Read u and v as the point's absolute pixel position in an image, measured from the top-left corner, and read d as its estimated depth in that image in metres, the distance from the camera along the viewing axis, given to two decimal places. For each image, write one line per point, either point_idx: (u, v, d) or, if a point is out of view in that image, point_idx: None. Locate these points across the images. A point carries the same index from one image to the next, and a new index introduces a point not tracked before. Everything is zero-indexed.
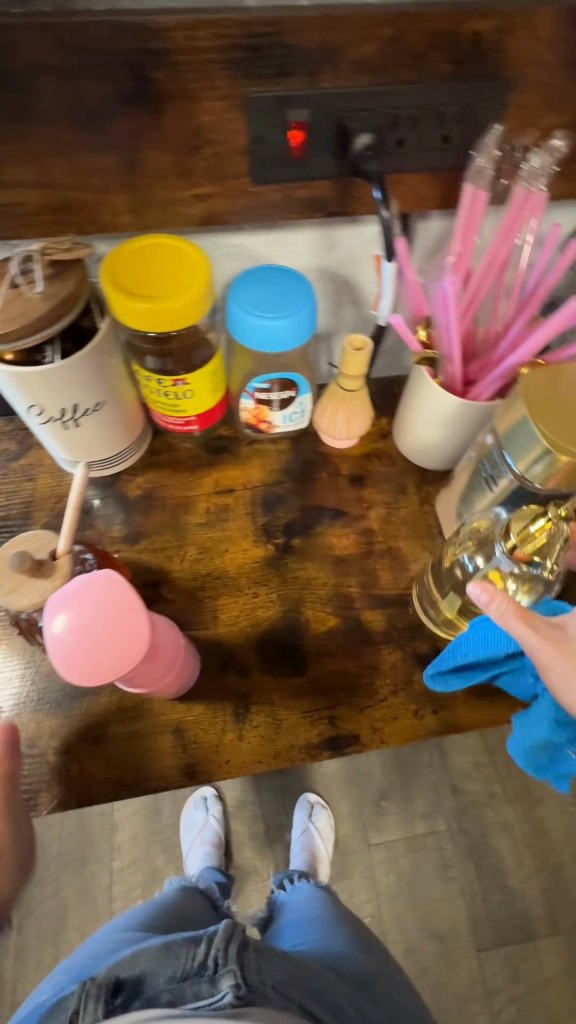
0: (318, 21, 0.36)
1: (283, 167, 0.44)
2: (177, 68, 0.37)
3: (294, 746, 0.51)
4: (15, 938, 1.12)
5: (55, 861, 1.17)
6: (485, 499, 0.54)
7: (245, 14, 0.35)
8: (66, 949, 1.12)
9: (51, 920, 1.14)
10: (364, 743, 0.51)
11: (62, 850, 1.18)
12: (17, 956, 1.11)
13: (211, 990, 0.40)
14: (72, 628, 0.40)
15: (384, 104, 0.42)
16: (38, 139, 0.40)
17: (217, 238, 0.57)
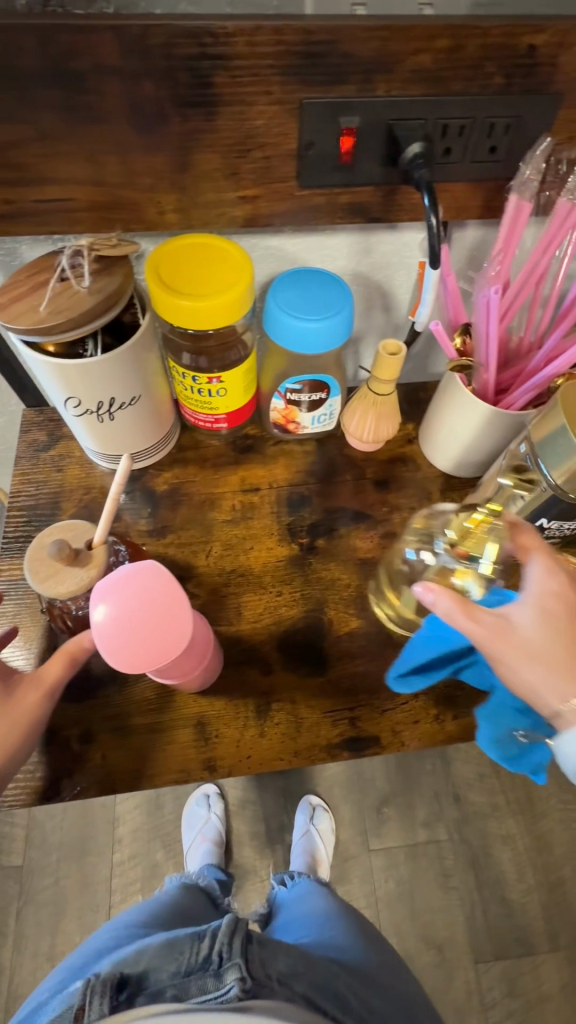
0: (375, 31, 0.37)
1: (331, 172, 0.45)
2: (235, 72, 0.38)
3: (315, 745, 0.51)
4: (14, 924, 1.16)
5: (56, 851, 1.21)
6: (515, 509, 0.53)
7: (304, 24, 0.36)
8: (64, 938, 1.15)
9: (51, 908, 1.17)
10: (384, 746, 0.52)
11: (64, 841, 1.22)
12: (16, 942, 1.14)
13: (217, 984, 0.41)
14: (112, 620, 0.40)
15: (434, 113, 0.42)
16: (95, 138, 0.41)
17: (255, 240, 0.57)
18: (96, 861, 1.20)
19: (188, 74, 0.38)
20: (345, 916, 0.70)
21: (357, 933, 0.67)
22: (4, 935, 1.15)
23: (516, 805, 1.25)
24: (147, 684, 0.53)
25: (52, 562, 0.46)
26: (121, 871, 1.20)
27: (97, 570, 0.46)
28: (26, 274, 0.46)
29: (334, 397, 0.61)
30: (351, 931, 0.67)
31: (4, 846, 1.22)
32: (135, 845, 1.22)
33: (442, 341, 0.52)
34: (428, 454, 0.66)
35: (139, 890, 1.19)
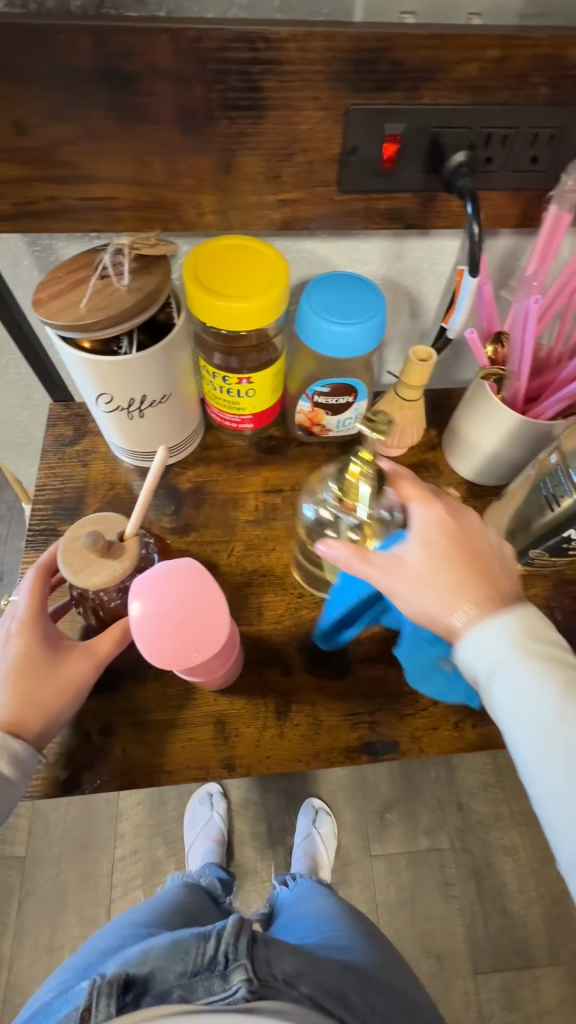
0: (425, 39, 0.37)
1: (372, 178, 0.45)
2: (284, 77, 0.38)
3: (334, 748, 0.51)
4: (15, 914, 1.16)
5: (59, 844, 1.21)
6: (541, 518, 0.52)
7: (356, 31, 0.36)
8: (64, 930, 1.15)
9: (52, 899, 1.18)
10: (403, 751, 0.52)
11: (67, 833, 1.22)
12: (16, 932, 1.15)
13: (224, 986, 0.41)
14: (147, 614, 0.41)
15: (478, 121, 0.42)
16: (142, 139, 0.41)
17: (288, 243, 0.58)
18: (98, 855, 1.21)
19: (238, 78, 0.38)
20: (350, 920, 0.70)
21: (361, 937, 0.67)
22: (5, 924, 1.16)
23: (520, 816, 1.24)
24: (168, 680, 0.53)
25: (84, 552, 0.46)
26: (123, 866, 1.20)
27: (129, 561, 0.46)
28: (65, 270, 0.47)
29: (361, 400, 0.61)
30: (358, 936, 0.67)
31: (7, 837, 1.22)
32: (137, 841, 1.22)
33: (476, 349, 0.52)
34: (452, 462, 0.66)
35: (140, 886, 1.19)
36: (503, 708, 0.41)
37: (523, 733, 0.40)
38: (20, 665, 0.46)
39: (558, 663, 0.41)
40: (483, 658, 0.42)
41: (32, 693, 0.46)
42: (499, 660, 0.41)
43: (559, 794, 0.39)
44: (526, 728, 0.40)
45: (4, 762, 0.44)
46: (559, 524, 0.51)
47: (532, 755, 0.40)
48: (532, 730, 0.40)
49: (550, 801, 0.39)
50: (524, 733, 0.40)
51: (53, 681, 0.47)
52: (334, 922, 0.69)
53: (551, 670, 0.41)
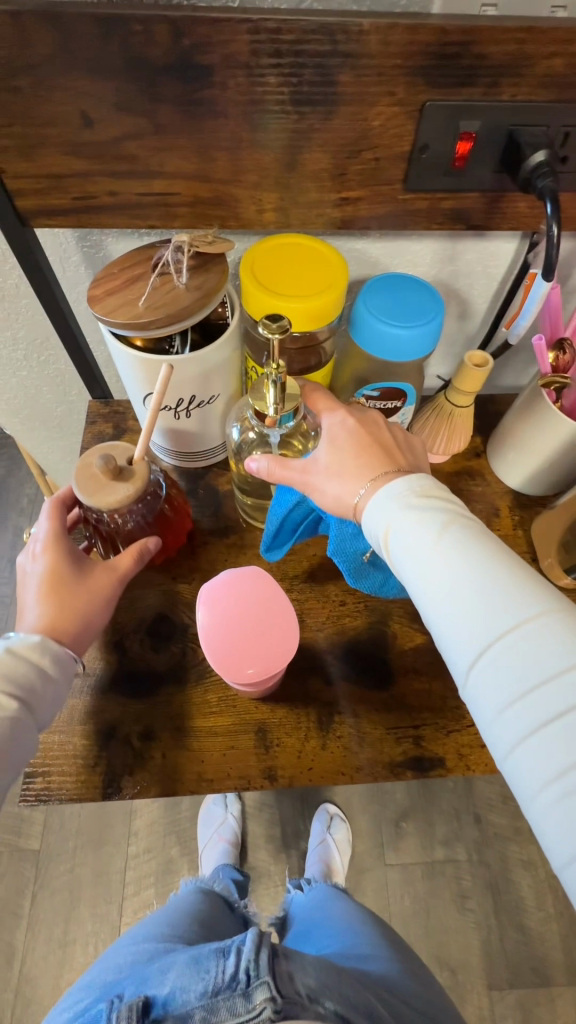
0: (510, 33, 0.36)
1: (440, 177, 0.44)
2: (359, 71, 0.37)
3: (378, 762, 0.50)
4: (28, 908, 1.17)
5: (73, 839, 1.21)
6: None
7: (439, 22, 0.35)
8: (77, 925, 1.15)
9: (65, 895, 1.18)
10: (448, 767, 0.50)
11: (81, 829, 1.23)
12: (29, 926, 1.15)
13: (247, 1006, 0.39)
14: (210, 617, 0.45)
15: (556, 120, 0.40)
16: (209, 133, 0.40)
17: (339, 242, 0.57)
18: (112, 851, 1.20)
19: (313, 71, 0.37)
20: (373, 929, 0.69)
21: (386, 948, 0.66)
22: (18, 916, 1.16)
23: None
24: (207, 685, 0.52)
25: (97, 477, 0.46)
26: (136, 864, 1.20)
27: (140, 483, 0.46)
28: (120, 266, 0.46)
29: (408, 405, 0.59)
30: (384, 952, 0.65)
31: (22, 829, 1.23)
32: (151, 839, 1.22)
33: (539, 356, 0.51)
34: (497, 469, 0.64)
35: (153, 884, 1.19)
36: (394, 546, 0.39)
37: (423, 579, 0.38)
38: (50, 579, 0.46)
39: (445, 502, 0.40)
40: (376, 516, 0.40)
41: (67, 603, 0.46)
42: (387, 505, 0.40)
43: (452, 614, 0.36)
44: (418, 560, 0.38)
45: (47, 660, 0.44)
46: None
47: (421, 587, 0.38)
48: (421, 563, 0.38)
49: (447, 626, 0.36)
50: (414, 566, 0.38)
51: (87, 590, 0.47)
52: (358, 931, 0.67)
53: (438, 507, 0.40)
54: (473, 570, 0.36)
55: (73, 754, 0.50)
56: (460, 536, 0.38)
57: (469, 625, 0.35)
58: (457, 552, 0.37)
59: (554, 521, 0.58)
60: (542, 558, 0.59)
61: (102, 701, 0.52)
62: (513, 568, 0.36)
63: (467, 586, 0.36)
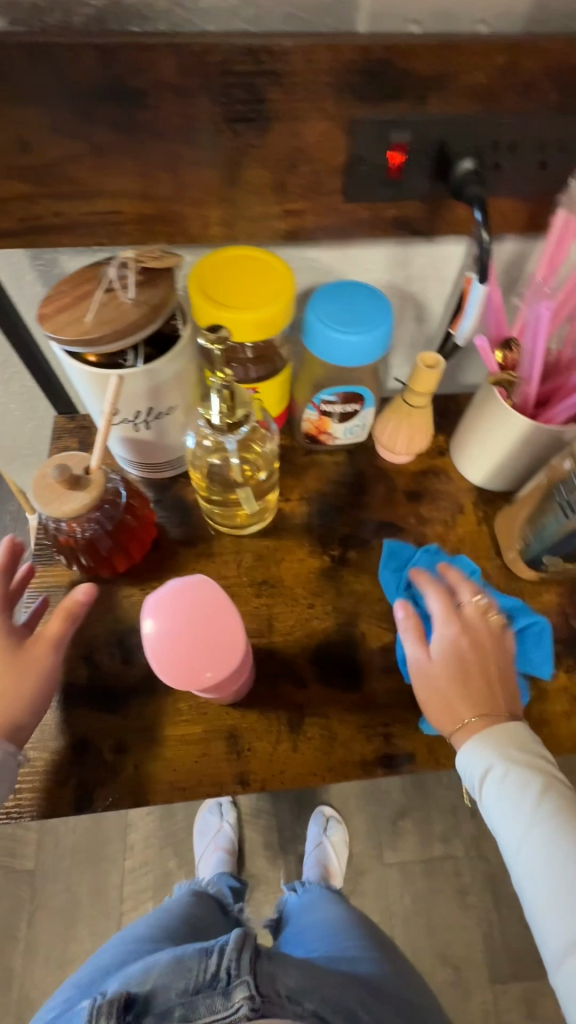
0: (430, 49, 0.37)
1: (378, 186, 0.45)
2: (289, 89, 0.38)
3: (349, 761, 0.51)
4: (26, 929, 1.15)
5: (69, 856, 1.20)
6: (559, 525, 0.51)
7: (361, 41, 0.36)
8: (75, 944, 1.14)
9: (63, 914, 1.17)
10: (418, 763, 0.51)
11: (76, 846, 1.22)
12: (27, 948, 1.14)
13: (226, 1004, 0.41)
14: (162, 629, 0.42)
15: (486, 130, 0.41)
16: (149, 154, 0.41)
17: (291, 251, 0.58)
18: (109, 866, 1.20)
19: (244, 91, 0.38)
20: (364, 930, 0.69)
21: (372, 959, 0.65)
22: (15, 938, 1.15)
23: None
24: (180, 694, 0.53)
25: (54, 486, 0.47)
26: (133, 878, 1.19)
27: (97, 491, 0.47)
28: (69, 284, 0.47)
29: (368, 408, 0.60)
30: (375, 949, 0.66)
31: (17, 849, 1.22)
32: (147, 853, 1.21)
33: (485, 357, 0.52)
34: (460, 467, 0.65)
35: (151, 897, 1.18)
36: (491, 811, 0.46)
37: (507, 827, 0.45)
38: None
39: (542, 766, 0.46)
40: (477, 762, 0.46)
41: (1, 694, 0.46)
42: (486, 740, 0.47)
43: (539, 883, 0.43)
44: (515, 834, 0.44)
45: None
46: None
47: (515, 824, 0.45)
48: (512, 820, 0.45)
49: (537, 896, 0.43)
50: (507, 832, 0.45)
51: (17, 678, 0.47)
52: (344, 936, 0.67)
53: (537, 774, 0.46)
54: (556, 853, 0.43)
55: (44, 770, 0.50)
56: (547, 804, 0.44)
57: (563, 889, 0.42)
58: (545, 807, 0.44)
59: (515, 515, 0.59)
60: (505, 552, 0.60)
61: (73, 715, 0.52)
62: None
63: (555, 809, 0.44)
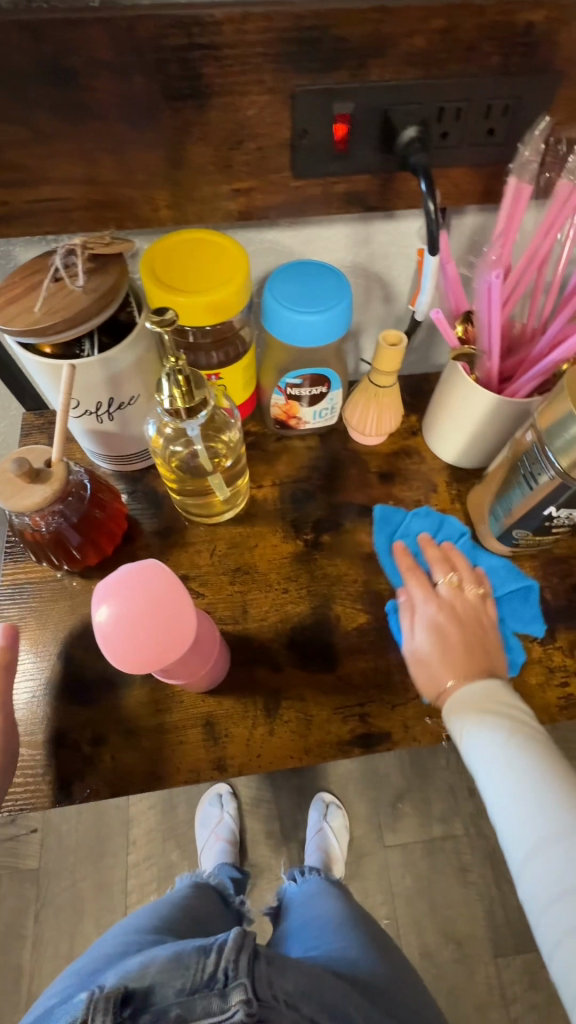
0: (365, 14, 0.36)
1: (326, 161, 0.44)
2: (225, 62, 0.37)
3: (325, 742, 0.51)
4: (32, 927, 1.16)
5: (73, 854, 1.21)
6: (524, 498, 0.51)
7: (295, 8, 0.35)
8: (82, 938, 1.15)
9: (69, 910, 1.18)
10: (395, 741, 0.51)
11: (79, 843, 1.22)
12: (35, 945, 1.15)
13: (222, 1006, 0.39)
14: (120, 612, 0.41)
15: (431, 97, 0.41)
16: (89, 136, 0.40)
17: (250, 233, 0.57)
18: (112, 862, 1.20)
19: (178, 66, 0.37)
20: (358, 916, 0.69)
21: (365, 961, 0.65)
22: (23, 936, 1.16)
23: None
24: (156, 684, 0.53)
25: (14, 481, 0.46)
26: (137, 872, 1.20)
27: (58, 483, 0.47)
28: (18, 274, 0.46)
29: (335, 390, 0.60)
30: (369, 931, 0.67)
31: (20, 849, 1.22)
32: (150, 846, 1.22)
33: (444, 330, 0.51)
34: (432, 446, 0.65)
35: (155, 890, 1.19)
36: (470, 750, 0.46)
37: (489, 779, 0.45)
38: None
39: (518, 718, 0.47)
40: (458, 719, 0.47)
41: None
42: (466, 700, 0.48)
43: (512, 810, 0.42)
44: (490, 765, 0.45)
45: None
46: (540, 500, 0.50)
47: (496, 776, 0.44)
48: (491, 769, 0.45)
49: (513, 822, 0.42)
50: (485, 766, 0.45)
51: None
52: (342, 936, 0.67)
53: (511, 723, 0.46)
54: (526, 776, 0.43)
55: (21, 767, 0.50)
56: (519, 736, 0.45)
57: (535, 814, 0.41)
58: (522, 740, 0.45)
59: (486, 492, 0.59)
60: (479, 529, 0.60)
61: (49, 711, 0.52)
62: (568, 780, 0.43)
63: (528, 742, 0.45)
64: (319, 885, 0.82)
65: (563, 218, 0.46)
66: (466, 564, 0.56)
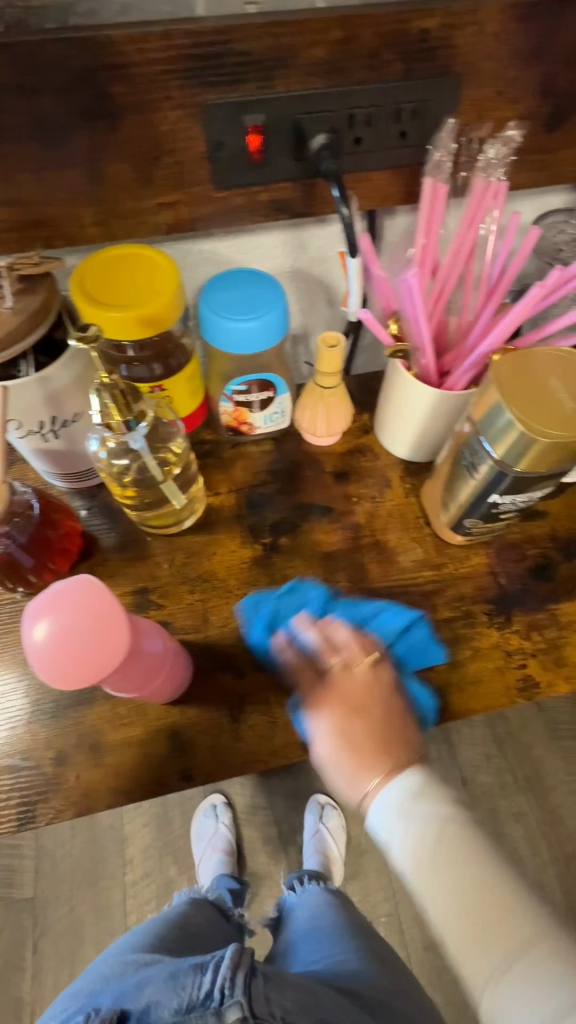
0: (264, 30, 0.37)
1: (245, 171, 0.45)
2: (133, 81, 0.38)
3: (291, 743, 0.51)
4: (31, 958, 1.14)
5: (69, 879, 1.19)
6: (468, 488, 0.52)
7: (195, 27, 0.36)
8: (83, 965, 1.14)
9: (68, 937, 1.16)
10: None
11: (75, 867, 1.20)
12: (35, 976, 1.13)
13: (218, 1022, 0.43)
14: (58, 629, 0.40)
15: (340, 105, 0.42)
16: (5, 159, 0.41)
17: (186, 245, 0.57)
18: (110, 884, 1.19)
19: (85, 88, 0.38)
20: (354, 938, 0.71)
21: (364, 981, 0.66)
22: (22, 969, 1.13)
23: (525, 781, 1.17)
24: (120, 699, 0.53)
25: None
26: (135, 892, 1.18)
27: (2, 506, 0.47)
28: None
29: (282, 394, 0.61)
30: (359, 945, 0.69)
31: (14, 879, 1.20)
32: (147, 864, 1.21)
33: (375, 329, 0.52)
34: (384, 443, 0.66)
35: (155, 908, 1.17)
36: (398, 856, 0.44)
37: (417, 873, 0.42)
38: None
39: (435, 801, 0.45)
40: (384, 824, 0.45)
41: None
42: (389, 794, 0.45)
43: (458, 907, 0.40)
44: (418, 866, 0.42)
45: None
46: (483, 490, 0.51)
47: (427, 875, 0.42)
48: (420, 873, 0.42)
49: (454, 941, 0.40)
50: (411, 868, 0.43)
51: None
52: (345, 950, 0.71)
53: (431, 814, 0.44)
54: (463, 865, 0.41)
55: None
56: (448, 827, 0.43)
57: (463, 912, 0.40)
58: (443, 839, 0.42)
59: (436, 484, 0.60)
60: (433, 521, 0.61)
61: (12, 736, 0.51)
62: (492, 858, 0.42)
63: (457, 842, 0.42)
64: (318, 897, 0.86)
65: (476, 223, 0.48)
66: (347, 639, 0.51)
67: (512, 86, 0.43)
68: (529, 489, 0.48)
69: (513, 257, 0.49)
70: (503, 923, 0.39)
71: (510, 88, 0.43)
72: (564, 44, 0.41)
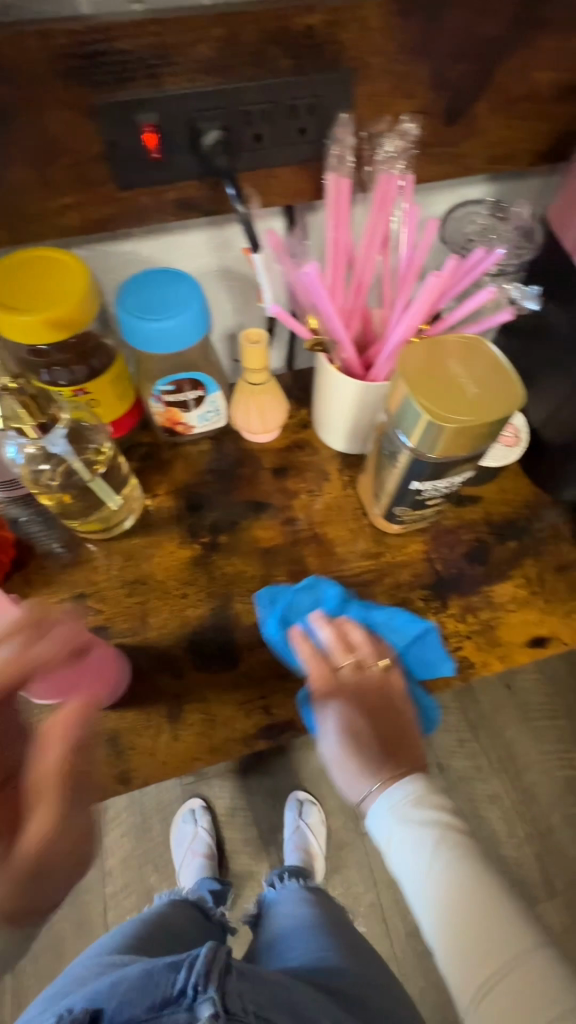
0: (144, 28, 0.37)
1: (146, 170, 0.45)
2: (16, 81, 0.38)
3: (230, 738, 0.51)
4: (11, 979, 1.12)
5: None
6: (392, 476, 0.53)
7: (74, 26, 0.36)
8: None
9: (49, 954, 1.14)
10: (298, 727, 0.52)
11: None
12: (16, 997, 1.11)
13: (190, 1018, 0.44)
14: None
15: (234, 103, 0.43)
16: None
17: (106, 246, 0.57)
18: (91, 896, 1.17)
19: None
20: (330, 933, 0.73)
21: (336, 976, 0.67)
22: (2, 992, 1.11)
23: (499, 763, 1.19)
24: (57, 708, 0.52)
25: None
26: (116, 903, 1.17)
27: None
28: None
29: (213, 392, 0.61)
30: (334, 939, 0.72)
31: None
32: (127, 874, 1.19)
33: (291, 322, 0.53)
34: (320, 437, 0.67)
35: None
36: (398, 861, 0.51)
37: (414, 891, 0.50)
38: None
39: (436, 815, 0.52)
40: (384, 826, 0.52)
41: None
42: (388, 799, 0.52)
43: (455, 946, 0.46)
44: (424, 891, 0.49)
45: None
46: (404, 478, 0.51)
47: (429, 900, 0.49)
48: (419, 888, 0.49)
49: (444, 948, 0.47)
50: (411, 880, 0.50)
51: None
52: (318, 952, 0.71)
53: (431, 823, 0.51)
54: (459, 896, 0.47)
55: None
56: (450, 865, 0.49)
57: (455, 909, 0.47)
58: (441, 840, 0.50)
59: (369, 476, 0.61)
60: (370, 512, 0.62)
61: None
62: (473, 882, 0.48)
63: (451, 854, 0.50)
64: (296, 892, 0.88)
65: (385, 213, 0.49)
66: (361, 636, 0.55)
67: (403, 82, 0.45)
68: (446, 474, 0.49)
69: (422, 249, 0.49)
70: (495, 937, 0.46)
71: (401, 83, 0.45)
72: (448, 37, 0.43)
